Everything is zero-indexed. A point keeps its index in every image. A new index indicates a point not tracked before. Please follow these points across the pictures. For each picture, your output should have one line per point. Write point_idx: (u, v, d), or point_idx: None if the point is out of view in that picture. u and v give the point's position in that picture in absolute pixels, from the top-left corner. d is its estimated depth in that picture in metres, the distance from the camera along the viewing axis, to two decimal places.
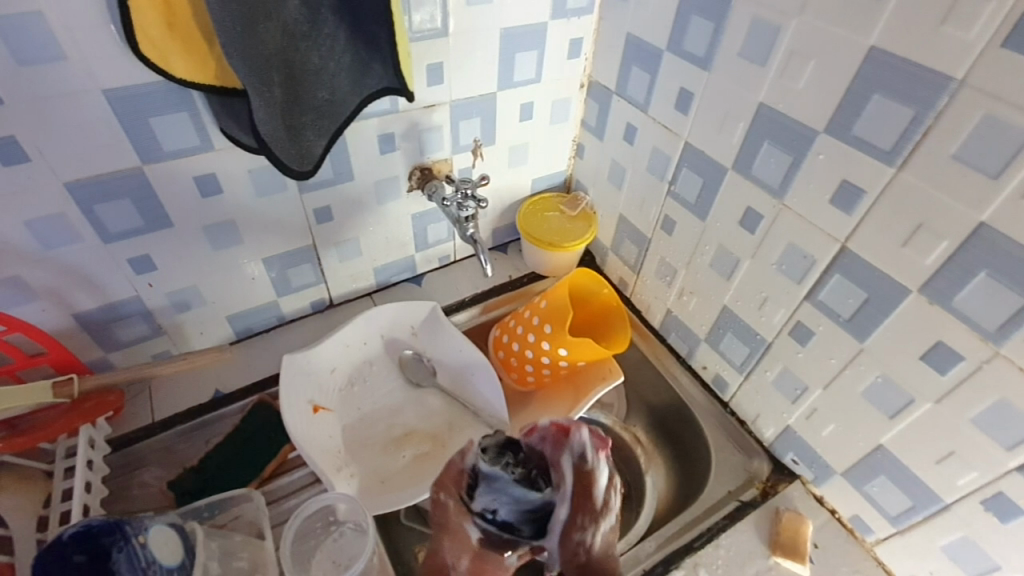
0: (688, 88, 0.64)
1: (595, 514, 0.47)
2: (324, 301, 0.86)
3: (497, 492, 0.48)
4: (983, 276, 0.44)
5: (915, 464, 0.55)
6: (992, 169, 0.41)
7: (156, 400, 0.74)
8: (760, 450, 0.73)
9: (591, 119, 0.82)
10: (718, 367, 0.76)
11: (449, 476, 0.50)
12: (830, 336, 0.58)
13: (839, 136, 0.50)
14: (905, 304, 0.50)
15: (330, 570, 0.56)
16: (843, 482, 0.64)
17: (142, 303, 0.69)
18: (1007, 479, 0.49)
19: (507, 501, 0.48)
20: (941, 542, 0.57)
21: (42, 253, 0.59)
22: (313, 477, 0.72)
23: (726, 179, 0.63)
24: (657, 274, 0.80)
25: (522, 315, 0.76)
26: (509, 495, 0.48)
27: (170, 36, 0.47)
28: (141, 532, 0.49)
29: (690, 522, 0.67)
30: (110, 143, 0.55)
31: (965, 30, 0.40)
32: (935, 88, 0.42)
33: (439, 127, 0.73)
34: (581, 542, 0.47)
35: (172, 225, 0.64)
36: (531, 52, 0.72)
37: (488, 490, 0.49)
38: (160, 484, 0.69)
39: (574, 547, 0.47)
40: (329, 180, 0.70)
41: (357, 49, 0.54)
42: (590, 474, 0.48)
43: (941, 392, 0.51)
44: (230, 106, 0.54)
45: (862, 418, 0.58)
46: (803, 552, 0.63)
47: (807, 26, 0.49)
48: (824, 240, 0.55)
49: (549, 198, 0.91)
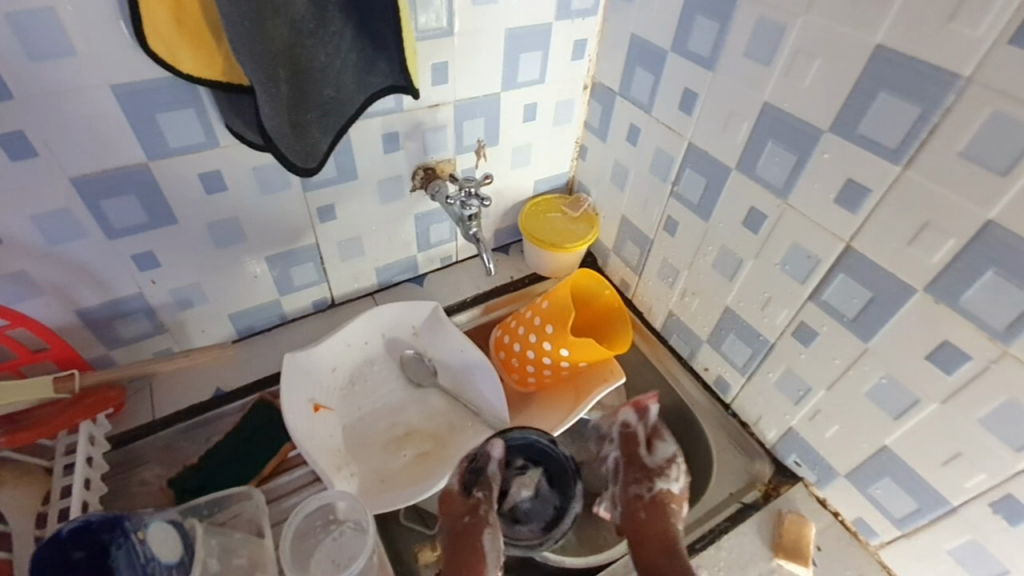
0: (692, 88, 0.64)
1: (652, 476, 0.62)
2: (325, 300, 0.86)
3: (537, 509, 0.58)
4: (989, 275, 0.44)
5: (922, 466, 0.55)
6: (1000, 166, 0.41)
7: (156, 397, 0.74)
8: (763, 453, 0.72)
9: (594, 121, 0.82)
10: (720, 369, 0.75)
11: (488, 483, 0.57)
12: (835, 336, 0.58)
13: (845, 135, 0.50)
14: (910, 303, 0.50)
15: (330, 570, 0.55)
16: (847, 485, 0.64)
17: (146, 299, 0.69)
18: (1016, 481, 0.48)
19: (538, 508, 0.59)
20: (948, 546, 0.56)
21: (47, 248, 0.59)
22: (312, 475, 0.72)
23: (730, 178, 0.63)
24: (660, 276, 0.80)
25: (524, 315, 0.76)
26: (539, 507, 0.59)
27: (179, 32, 0.47)
28: (140, 528, 0.48)
29: (691, 524, 0.67)
30: (116, 139, 0.55)
31: (973, 27, 0.40)
32: (943, 85, 0.42)
33: (443, 127, 0.73)
34: (638, 496, 0.61)
35: (175, 223, 0.64)
36: (535, 52, 0.72)
37: (534, 509, 0.59)
38: (160, 482, 0.69)
39: (635, 502, 0.61)
40: (332, 178, 0.71)
41: (363, 46, 0.54)
42: (638, 440, 0.65)
43: (948, 392, 0.50)
44: (236, 103, 0.54)
45: (867, 419, 0.58)
46: (807, 555, 0.62)
47: (813, 25, 0.49)
48: (829, 240, 0.55)
49: (551, 199, 0.91)
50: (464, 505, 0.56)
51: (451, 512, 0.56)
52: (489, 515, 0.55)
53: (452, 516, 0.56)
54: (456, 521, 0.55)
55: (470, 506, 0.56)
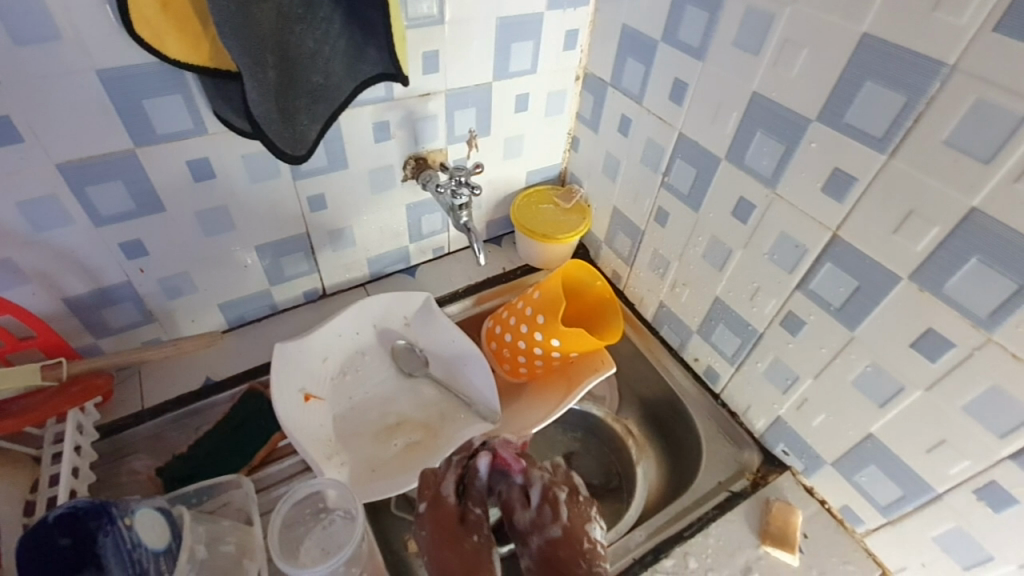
0: (682, 78, 0.64)
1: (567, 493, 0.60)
2: (316, 291, 0.86)
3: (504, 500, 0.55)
4: (974, 262, 0.44)
5: (907, 454, 0.55)
6: (984, 154, 0.41)
7: (146, 386, 0.74)
8: (751, 441, 0.73)
9: (586, 112, 0.82)
10: (709, 359, 0.76)
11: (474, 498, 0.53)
12: (822, 326, 0.58)
13: (832, 124, 0.50)
14: (896, 291, 0.50)
15: (319, 556, 0.55)
16: (833, 472, 0.64)
17: (134, 288, 0.69)
18: (1000, 467, 0.48)
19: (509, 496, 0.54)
20: (932, 533, 0.57)
21: (33, 236, 0.58)
22: (301, 466, 0.72)
23: (719, 168, 0.63)
24: (651, 267, 0.80)
25: (515, 305, 0.76)
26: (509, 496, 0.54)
27: (163, 14, 0.46)
28: (127, 514, 0.48)
29: (680, 512, 0.67)
30: (103, 125, 0.55)
31: (957, 14, 0.40)
32: (929, 73, 0.42)
33: (434, 116, 0.73)
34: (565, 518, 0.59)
35: (164, 210, 0.64)
36: (526, 42, 0.72)
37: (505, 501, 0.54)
38: (149, 471, 0.68)
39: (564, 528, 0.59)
40: (322, 168, 0.70)
41: (352, 33, 0.54)
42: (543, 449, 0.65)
43: (932, 379, 0.51)
44: (224, 89, 0.53)
45: (853, 407, 0.58)
46: (793, 542, 0.63)
47: (801, 14, 0.49)
48: (816, 229, 0.55)
49: (543, 190, 0.91)
50: (458, 520, 0.51)
51: (443, 527, 0.51)
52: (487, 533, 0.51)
53: (441, 526, 0.51)
54: (448, 526, 0.50)
55: (463, 522, 0.51)
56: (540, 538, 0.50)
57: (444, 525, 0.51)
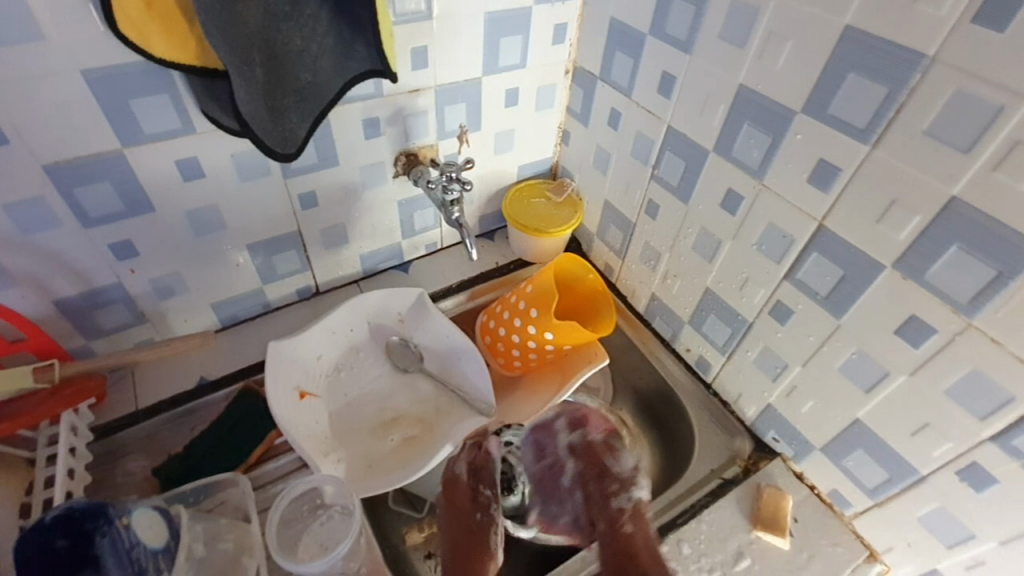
0: (670, 72, 0.64)
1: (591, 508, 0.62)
2: (310, 288, 0.86)
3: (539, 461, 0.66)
4: (955, 250, 0.45)
5: (891, 438, 0.57)
6: (963, 144, 0.42)
7: (139, 386, 0.74)
8: (742, 430, 0.74)
9: (576, 106, 0.83)
10: (701, 349, 0.77)
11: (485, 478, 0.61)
12: (808, 315, 0.60)
13: (816, 115, 0.51)
14: (880, 279, 0.51)
15: (318, 552, 0.55)
16: (822, 458, 0.66)
17: (125, 288, 0.68)
18: (981, 449, 0.50)
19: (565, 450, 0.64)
20: (917, 513, 0.58)
21: (21, 238, 0.58)
22: (298, 462, 0.72)
23: (708, 161, 0.63)
24: (642, 259, 0.81)
25: (509, 300, 0.77)
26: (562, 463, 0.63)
27: (148, 13, 0.46)
28: (124, 515, 0.48)
29: (673, 500, 0.68)
30: (90, 125, 0.55)
31: (936, 6, 0.41)
32: (908, 64, 0.43)
33: (424, 112, 0.73)
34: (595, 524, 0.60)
35: (153, 210, 0.64)
36: (515, 37, 0.72)
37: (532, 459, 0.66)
38: (145, 472, 0.68)
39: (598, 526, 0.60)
40: (313, 165, 0.70)
41: (340, 30, 0.54)
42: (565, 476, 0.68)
43: (915, 364, 0.52)
44: (213, 89, 0.54)
45: (841, 393, 0.60)
46: (784, 526, 0.64)
47: (786, 7, 0.50)
48: (803, 219, 0.56)
49: (534, 184, 0.92)
50: (471, 496, 0.59)
51: (455, 500, 0.59)
52: (486, 512, 0.58)
53: (453, 499, 0.60)
54: (461, 499, 0.59)
55: (476, 495, 0.59)
56: (632, 494, 0.59)
57: (458, 501, 0.59)
